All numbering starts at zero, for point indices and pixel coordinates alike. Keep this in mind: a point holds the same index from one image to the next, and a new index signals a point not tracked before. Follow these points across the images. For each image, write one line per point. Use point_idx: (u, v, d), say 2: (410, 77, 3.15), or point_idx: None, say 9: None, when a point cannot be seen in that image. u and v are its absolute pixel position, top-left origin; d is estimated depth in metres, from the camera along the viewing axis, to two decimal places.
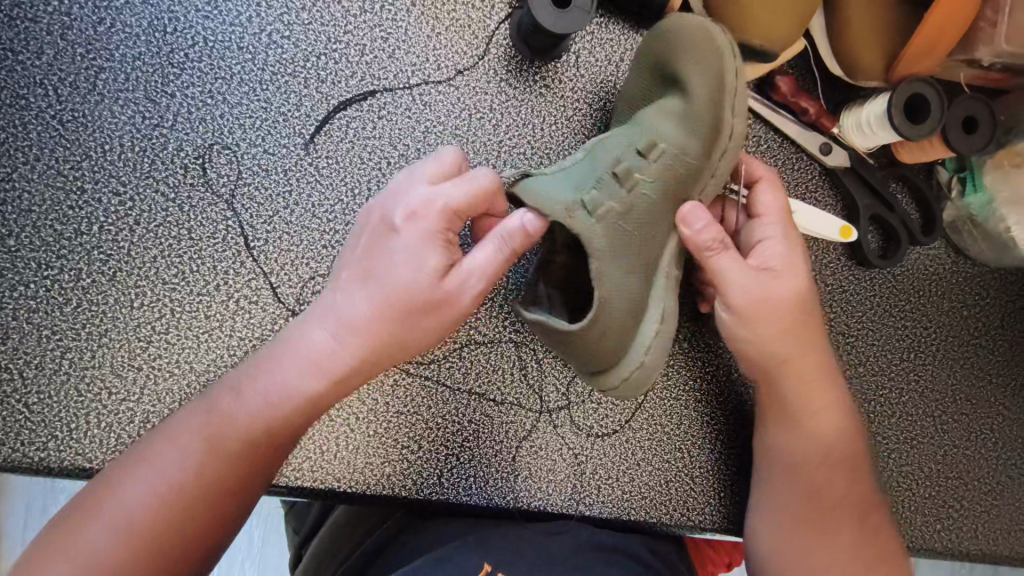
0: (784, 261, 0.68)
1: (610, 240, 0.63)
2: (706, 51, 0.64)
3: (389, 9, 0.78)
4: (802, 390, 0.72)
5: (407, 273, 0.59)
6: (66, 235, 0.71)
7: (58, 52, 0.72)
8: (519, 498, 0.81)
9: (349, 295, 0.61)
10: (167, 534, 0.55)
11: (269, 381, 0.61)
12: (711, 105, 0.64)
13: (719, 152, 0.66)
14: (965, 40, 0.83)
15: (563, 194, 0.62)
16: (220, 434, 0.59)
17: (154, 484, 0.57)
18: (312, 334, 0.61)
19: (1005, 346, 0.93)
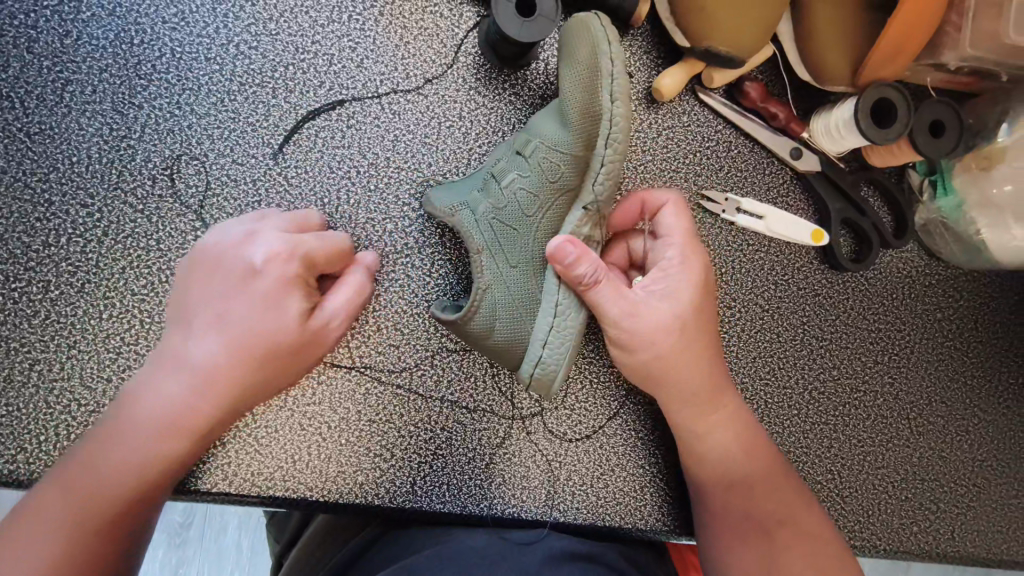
0: (670, 286, 0.72)
1: (488, 235, 0.71)
2: (577, 44, 0.67)
3: (356, 19, 0.78)
4: (715, 412, 0.75)
5: (258, 317, 0.65)
6: (33, 247, 0.71)
7: (25, 65, 0.72)
8: (493, 505, 0.81)
9: (202, 343, 0.64)
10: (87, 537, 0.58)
11: (169, 390, 0.64)
12: (587, 92, 0.66)
13: (599, 141, 0.67)
14: (932, 44, 0.83)
15: (448, 197, 0.73)
16: (142, 440, 0.62)
17: (104, 477, 0.61)
18: (166, 385, 0.64)
19: (979, 348, 0.94)
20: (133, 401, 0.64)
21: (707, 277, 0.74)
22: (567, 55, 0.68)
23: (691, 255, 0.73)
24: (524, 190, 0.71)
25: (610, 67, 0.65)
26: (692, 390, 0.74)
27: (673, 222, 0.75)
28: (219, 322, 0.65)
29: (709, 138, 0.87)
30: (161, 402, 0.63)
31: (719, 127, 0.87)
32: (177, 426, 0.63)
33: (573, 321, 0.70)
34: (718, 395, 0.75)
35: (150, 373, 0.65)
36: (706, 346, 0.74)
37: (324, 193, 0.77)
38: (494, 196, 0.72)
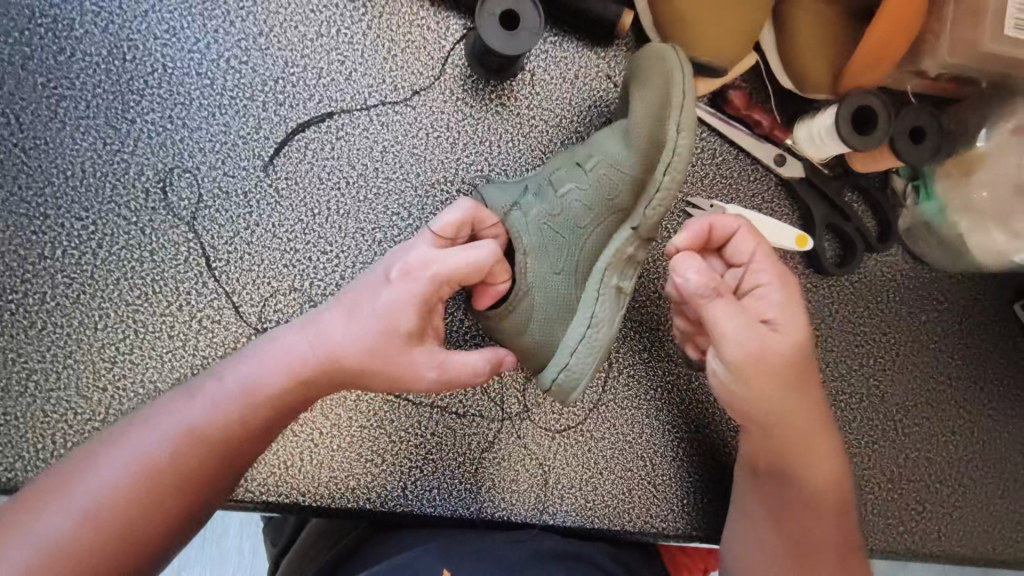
0: (783, 313, 0.67)
1: (536, 237, 0.71)
2: (650, 62, 0.71)
3: (345, 33, 0.80)
4: (814, 424, 0.72)
5: (388, 309, 0.62)
6: (29, 259, 0.73)
7: (19, 82, 0.74)
8: (483, 508, 0.83)
9: (339, 321, 0.63)
10: (151, 500, 0.55)
11: (248, 367, 0.62)
12: (657, 116, 0.68)
13: (661, 167, 0.68)
14: (912, 52, 0.85)
15: (501, 197, 0.73)
16: (209, 417, 0.59)
17: (161, 436, 0.57)
18: (295, 342, 0.63)
19: (963, 350, 0.95)
20: (226, 372, 0.62)
21: (809, 297, 0.71)
22: (638, 78, 0.72)
23: (788, 278, 0.69)
24: (577, 203, 0.72)
25: (680, 94, 0.67)
26: (789, 406, 0.69)
27: (752, 247, 0.70)
28: (347, 319, 0.63)
29: (694, 146, 0.88)
30: (224, 381, 0.61)
31: (704, 135, 0.88)
32: (260, 399, 0.60)
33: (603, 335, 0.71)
34: (818, 409, 0.72)
35: (241, 359, 0.63)
36: (812, 365, 0.70)
37: (314, 204, 0.78)
38: (544, 200, 0.73)
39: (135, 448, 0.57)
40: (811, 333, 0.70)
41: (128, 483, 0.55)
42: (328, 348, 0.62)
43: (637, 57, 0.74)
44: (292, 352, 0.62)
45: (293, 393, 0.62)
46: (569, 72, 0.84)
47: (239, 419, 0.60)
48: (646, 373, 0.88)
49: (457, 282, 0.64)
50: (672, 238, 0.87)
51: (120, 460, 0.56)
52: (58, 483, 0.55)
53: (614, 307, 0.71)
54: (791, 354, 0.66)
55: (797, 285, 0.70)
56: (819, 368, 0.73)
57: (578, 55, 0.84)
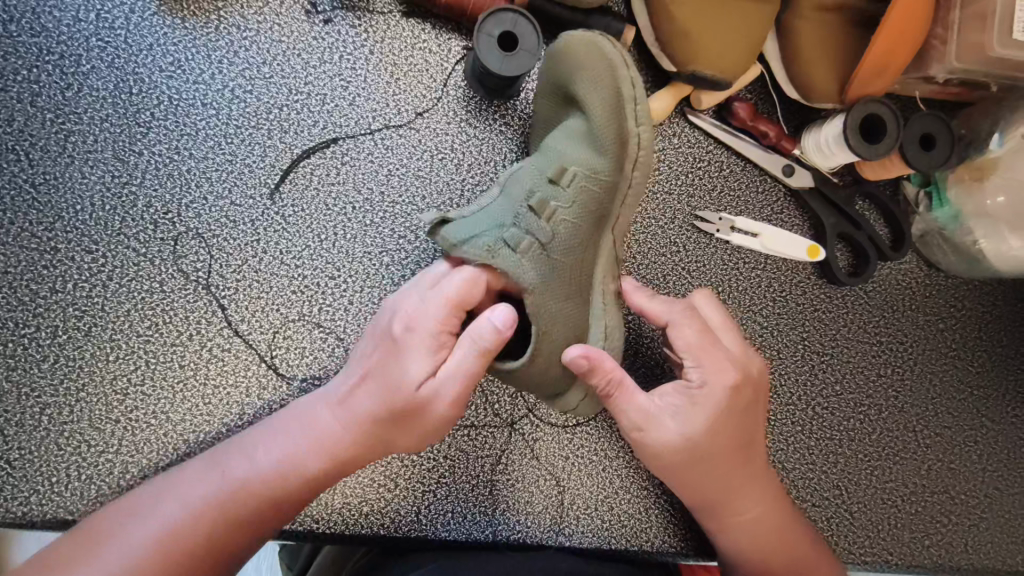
0: (697, 396, 0.68)
1: (535, 272, 0.65)
2: (592, 64, 0.70)
3: (347, 59, 0.80)
4: (747, 492, 0.72)
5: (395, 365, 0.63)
6: (41, 293, 0.73)
7: (29, 119, 0.75)
8: (498, 531, 0.82)
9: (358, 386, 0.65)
10: (180, 564, 0.57)
11: (283, 439, 0.64)
12: (615, 118, 0.69)
13: (630, 164, 0.70)
14: (919, 58, 0.84)
15: (481, 233, 0.65)
16: (235, 477, 0.61)
17: (187, 502, 0.60)
18: (320, 411, 0.65)
19: (984, 358, 0.93)
20: (253, 442, 0.64)
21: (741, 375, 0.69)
22: (577, 77, 0.71)
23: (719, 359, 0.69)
24: (570, 223, 0.69)
25: (632, 91, 0.69)
26: (710, 478, 0.70)
27: (684, 328, 0.70)
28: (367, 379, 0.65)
29: (700, 159, 0.87)
30: (245, 446, 0.64)
31: (710, 147, 0.88)
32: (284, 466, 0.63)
33: (616, 343, 0.72)
34: (747, 477, 0.72)
35: (270, 427, 0.65)
36: (737, 439, 0.70)
37: (321, 230, 0.78)
38: (533, 228, 0.67)
39: (166, 514, 0.59)
40: (741, 412, 0.70)
41: (157, 551, 0.57)
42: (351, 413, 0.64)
43: (568, 63, 0.71)
44: (314, 416, 0.65)
45: (319, 463, 0.63)
46: None
47: (264, 482, 0.62)
48: None
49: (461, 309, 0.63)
50: (681, 252, 0.87)
51: (153, 525, 0.58)
52: (97, 538, 0.58)
53: (617, 311, 0.73)
54: (691, 444, 0.67)
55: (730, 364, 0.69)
56: (754, 441, 0.72)
57: None
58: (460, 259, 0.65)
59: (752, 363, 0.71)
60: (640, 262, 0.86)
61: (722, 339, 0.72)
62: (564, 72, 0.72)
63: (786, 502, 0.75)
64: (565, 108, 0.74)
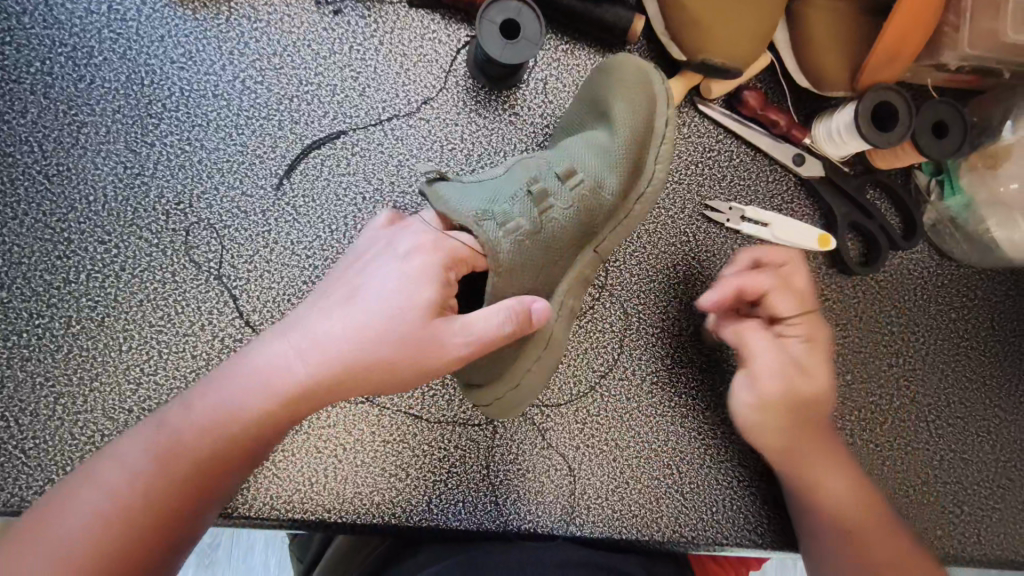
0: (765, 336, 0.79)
1: (514, 256, 0.64)
2: (633, 89, 0.71)
3: (357, 49, 0.80)
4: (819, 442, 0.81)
5: (385, 306, 0.57)
6: (54, 284, 0.74)
7: (42, 110, 0.75)
8: (509, 521, 0.82)
9: (326, 318, 0.58)
10: (138, 542, 0.52)
11: (234, 386, 0.57)
12: (638, 141, 0.70)
13: (638, 194, 0.72)
14: (931, 46, 0.84)
15: (470, 201, 0.63)
16: (190, 441, 0.55)
17: (135, 472, 0.54)
18: (276, 353, 0.58)
19: (997, 347, 0.93)
20: (201, 397, 0.57)
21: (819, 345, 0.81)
22: (620, 93, 0.72)
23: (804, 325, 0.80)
24: (561, 221, 0.68)
25: (665, 126, 0.71)
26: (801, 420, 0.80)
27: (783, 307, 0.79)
28: (342, 312, 0.58)
29: (710, 148, 0.87)
30: (196, 405, 0.57)
31: (720, 137, 0.87)
32: (245, 423, 0.56)
33: (552, 359, 0.71)
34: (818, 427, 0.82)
35: (222, 376, 0.58)
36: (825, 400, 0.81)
37: (332, 221, 0.78)
38: (526, 213, 0.65)
39: (114, 485, 0.53)
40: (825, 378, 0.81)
41: (103, 523, 0.51)
42: (319, 360, 0.57)
43: (611, 78, 0.73)
44: (274, 365, 0.57)
45: (281, 405, 0.57)
46: (581, 79, 0.84)
47: (223, 443, 0.56)
48: (670, 380, 0.86)
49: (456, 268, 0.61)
50: (691, 242, 0.87)
51: (100, 499, 0.53)
52: (37, 522, 0.52)
53: (564, 326, 0.73)
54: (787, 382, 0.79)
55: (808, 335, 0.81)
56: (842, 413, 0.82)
57: (589, 61, 0.84)
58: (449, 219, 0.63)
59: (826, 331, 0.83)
60: (650, 252, 0.86)
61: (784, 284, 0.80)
62: (604, 84, 0.74)
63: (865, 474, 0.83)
64: (589, 120, 0.75)
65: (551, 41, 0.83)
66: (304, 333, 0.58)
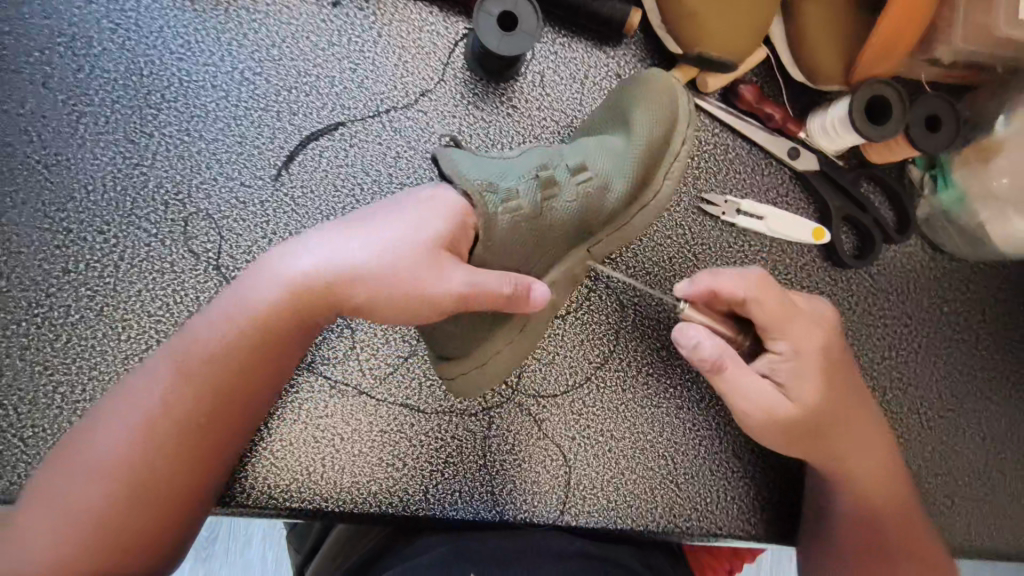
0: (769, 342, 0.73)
1: (509, 231, 0.64)
2: (655, 95, 0.72)
3: (356, 41, 0.81)
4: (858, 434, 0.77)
5: (392, 243, 0.58)
6: (54, 273, 0.74)
7: (40, 100, 0.75)
8: (504, 511, 0.82)
9: (339, 244, 0.59)
10: (161, 454, 0.57)
11: (248, 300, 0.60)
12: (650, 147, 0.70)
13: (642, 207, 0.72)
14: (925, 40, 0.84)
15: (479, 173, 0.64)
16: (204, 353, 0.59)
17: (157, 386, 0.58)
18: (289, 267, 0.60)
19: (989, 340, 0.93)
20: (221, 315, 0.60)
21: (823, 329, 0.74)
22: (641, 99, 0.73)
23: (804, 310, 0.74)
24: (561, 210, 0.68)
25: (681, 141, 0.72)
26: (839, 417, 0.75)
27: (775, 301, 0.72)
28: (351, 240, 0.59)
29: (706, 142, 0.88)
30: (215, 318, 0.60)
31: (716, 130, 0.88)
32: (257, 339, 0.60)
33: (524, 346, 0.72)
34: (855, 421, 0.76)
35: (241, 288, 0.61)
36: (835, 382, 0.74)
37: (329, 212, 0.79)
38: (529, 195, 0.65)
39: (139, 393, 0.59)
40: (826, 372, 0.73)
41: (130, 438, 0.57)
42: (325, 271, 0.58)
43: (639, 83, 0.74)
44: (287, 270, 0.59)
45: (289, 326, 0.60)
46: (578, 72, 0.84)
47: (235, 357, 0.59)
48: (665, 372, 0.87)
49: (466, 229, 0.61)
50: (686, 234, 0.87)
51: (128, 413, 0.58)
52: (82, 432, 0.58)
53: (545, 319, 0.73)
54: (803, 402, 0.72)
55: (807, 322, 0.73)
56: (856, 390, 0.77)
57: (587, 54, 0.84)
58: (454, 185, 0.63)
59: (827, 310, 0.77)
60: (646, 244, 0.87)
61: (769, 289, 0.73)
62: (629, 89, 0.75)
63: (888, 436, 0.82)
64: (607, 122, 0.77)
65: (549, 34, 0.84)
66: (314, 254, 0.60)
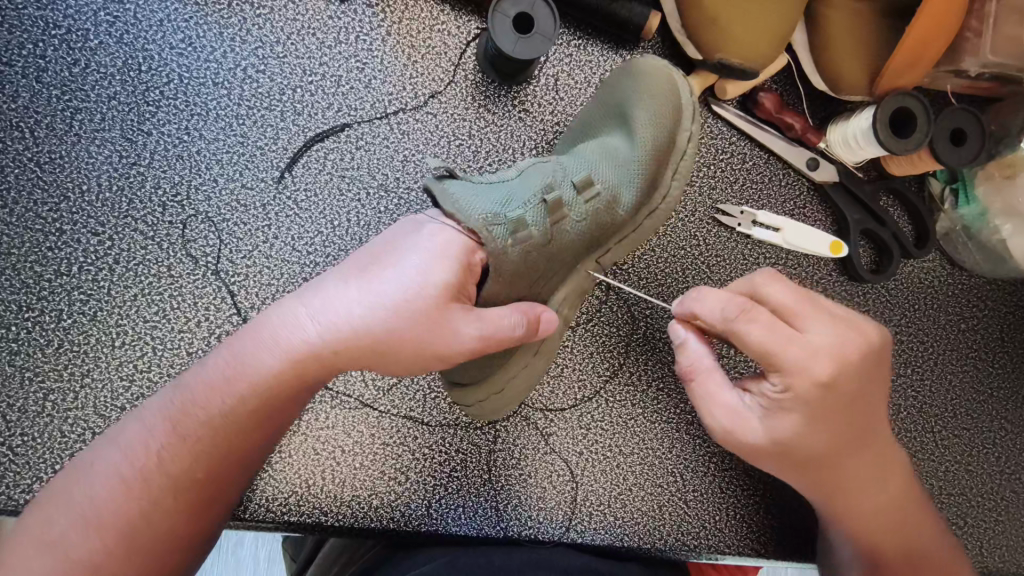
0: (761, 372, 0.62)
1: (520, 260, 0.62)
2: (659, 103, 0.69)
3: (364, 39, 0.78)
4: (862, 461, 0.68)
5: (400, 294, 0.55)
6: (46, 276, 0.71)
7: (33, 95, 0.72)
8: (509, 527, 0.80)
9: (343, 291, 0.55)
10: (157, 512, 0.54)
11: (248, 348, 0.56)
12: (657, 160, 0.69)
13: (649, 213, 0.71)
14: (951, 51, 0.82)
15: (483, 203, 0.60)
16: (202, 411, 0.56)
17: (151, 437, 0.56)
18: (291, 316, 0.56)
19: (1005, 358, 0.91)
20: (218, 363, 0.57)
21: (826, 368, 0.60)
22: (643, 106, 0.69)
23: (808, 343, 0.60)
24: (570, 233, 0.66)
25: (685, 147, 0.71)
26: (836, 451, 0.65)
27: (766, 331, 0.60)
28: (356, 288, 0.55)
29: (723, 151, 0.85)
30: (213, 366, 0.57)
31: (733, 139, 0.85)
32: (255, 391, 0.56)
33: (539, 366, 0.71)
34: (859, 447, 0.67)
35: (243, 335, 0.58)
36: (838, 417, 0.63)
37: (334, 216, 0.76)
38: (538, 221, 0.63)
39: (132, 448, 0.55)
40: (825, 411, 0.62)
41: (120, 492, 0.54)
42: (332, 332, 0.55)
43: (639, 87, 0.71)
44: (289, 330, 0.56)
45: (291, 378, 0.56)
46: (594, 76, 0.81)
47: (236, 416, 0.56)
48: (675, 386, 0.85)
49: (472, 266, 0.58)
50: (701, 246, 0.85)
51: (118, 464, 0.55)
52: (70, 477, 0.56)
53: (557, 338, 0.71)
54: (785, 442, 0.63)
55: (805, 358, 0.60)
56: (871, 417, 0.66)
57: (603, 58, 0.81)
58: (453, 219, 0.59)
59: (848, 336, 0.61)
60: (659, 255, 0.84)
61: (761, 313, 0.61)
62: (631, 89, 0.71)
63: (903, 460, 0.73)
64: (607, 124, 0.73)
65: (564, 36, 0.81)
66: (318, 301, 0.56)
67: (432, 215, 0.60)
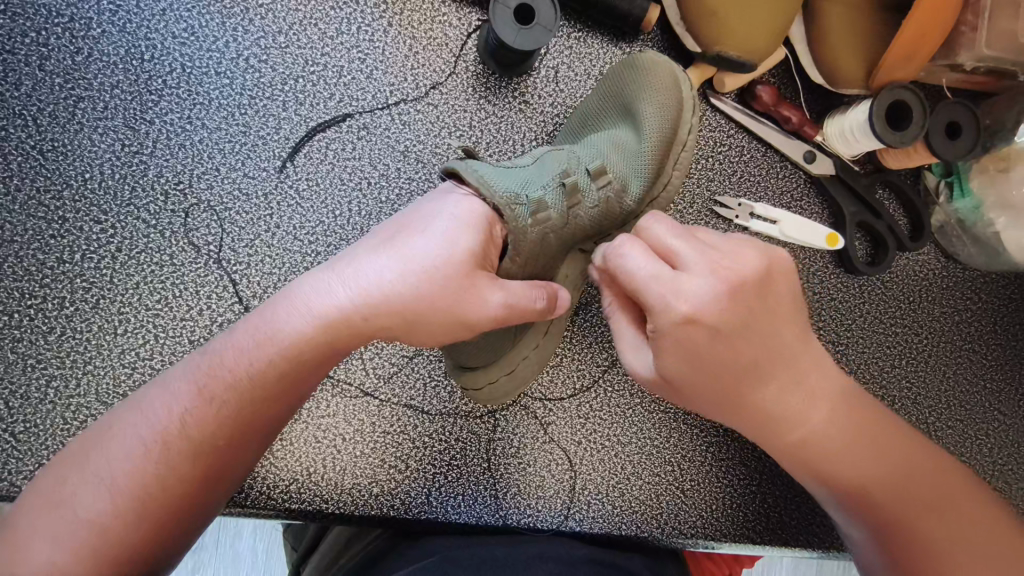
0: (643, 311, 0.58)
1: (536, 242, 0.62)
2: (665, 93, 0.71)
3: (365, 30, 0.78)
4: (780, 407, 0.63)
5: (429, 260, 0.55)
6: (48, 264, 0.71)
7: (37, 83, 0.72)
8: (508, 515, 0.81)
9: (372, 259, 0.56)
10: (180, 476, 0.54)
11: (276, 316, 0.57)
12: (664, 149, 0.70)
13: (651, 201, 0.72)
14: (946, 45, 0.83)
15: (505, 182, 0.60)
16: (227, 375, 0.56)
17: (177, 402, 0.56)
18: (321, 285, 0.57)
19: (998, 350, 0.92)
20: (245, 330, 0.57)
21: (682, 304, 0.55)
22: (649, 96, 0.71)
23: (688, 276, 0.56)
24: (583, 219, 0.67)
25: (689, 138, 0.72)
26: (739, 396, 0.62)
27: (639, 263, 0.57)
28: (384, 255, 0.56)
29: (721, 143, 0.86)
30: (241, 334, 0.57)
31: (732, 132, 0.86)
32: (283, 358, 0.56)
33: (544, 353, 0.73)
34: (768, 394, 0.62)
35: (270, 305, 0.58)
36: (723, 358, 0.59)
37: (336, 206, 0.77)
38: (556, 204, 0.63)
39: (157, 413, 0.55)
40: (699, 350, 0.58)
41: (145, 456, 0.54)
42: (361, 297, 0.55)
43: (644, 79, 0.72)
44: (320, 298, 0.56)
45: (319, 346, 0.56)
46: (594, 69, 0.82)
47: (263, 382, 0.56)
48: None
49: (494, 237, 0.59)
50: None
51: (144, 429, 0.55)
52: (95, 441, 0.55)
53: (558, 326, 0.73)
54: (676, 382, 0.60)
55: (671, 292, 0.56)
56: (781, 347, 0.61)
57: (602, 50, 0.82)
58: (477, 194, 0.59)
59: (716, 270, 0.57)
60: None
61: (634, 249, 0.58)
62: (636, 82, 0.73)
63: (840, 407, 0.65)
64: (612, 116, 0.74)
65: (564, 29, 0.81)
66: (348, 269, 0.57)
67: (450, 186, 0.61)
